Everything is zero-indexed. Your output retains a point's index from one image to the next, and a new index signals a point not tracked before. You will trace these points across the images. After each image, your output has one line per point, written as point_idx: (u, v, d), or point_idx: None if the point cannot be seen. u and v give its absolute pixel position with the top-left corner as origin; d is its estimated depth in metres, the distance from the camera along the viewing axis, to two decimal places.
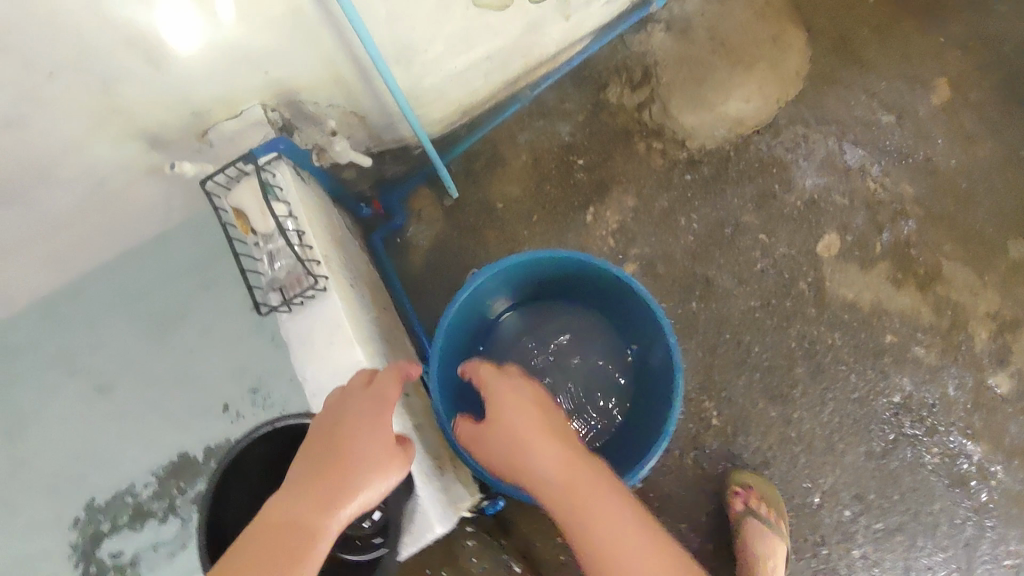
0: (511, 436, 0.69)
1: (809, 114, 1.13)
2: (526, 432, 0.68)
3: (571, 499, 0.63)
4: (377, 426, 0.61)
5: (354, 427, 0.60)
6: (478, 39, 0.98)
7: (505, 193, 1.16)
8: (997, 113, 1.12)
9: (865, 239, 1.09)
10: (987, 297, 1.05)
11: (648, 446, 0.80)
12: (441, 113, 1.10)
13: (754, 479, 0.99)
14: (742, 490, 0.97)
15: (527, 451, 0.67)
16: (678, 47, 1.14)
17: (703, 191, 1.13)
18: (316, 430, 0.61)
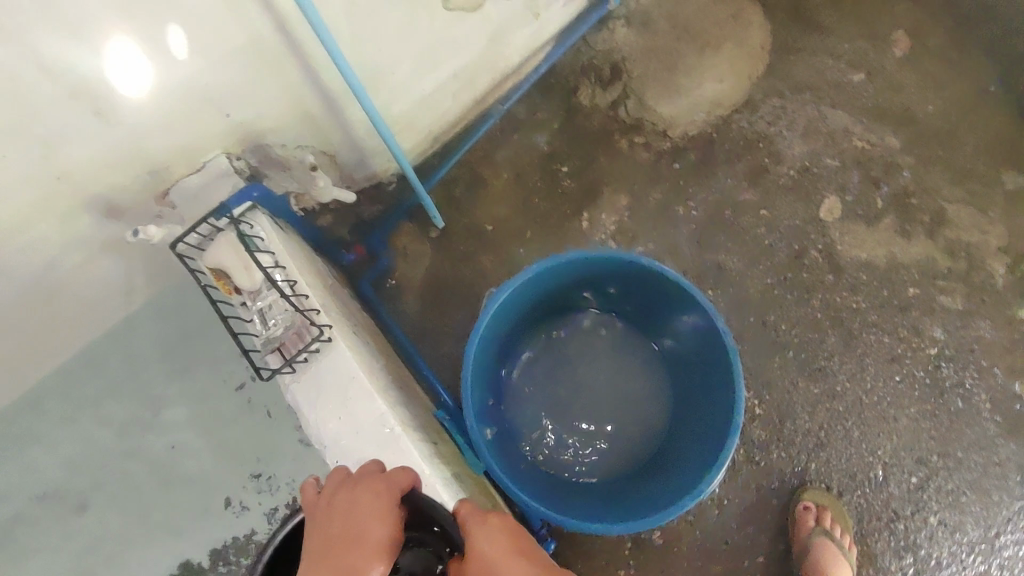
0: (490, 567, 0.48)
1: (781, 85, 1.13)
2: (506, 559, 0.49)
3: None
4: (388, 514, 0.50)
5: (358, 519, 0.48)
6: (443, 56, 0.94)
7: (493, 214, 1.10)
8: (960, 54, 1.13)
9: (863, 198, 1.07)
10: (996, 233, 1.04)
11: (715, 440, 0.74)
12: (413, 142, 1.05)
13: (825, 497, 0.93)
14: (813, 506, 0.91)
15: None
16: (642, 39, 1.12)
17: (695, 177, 1.09)
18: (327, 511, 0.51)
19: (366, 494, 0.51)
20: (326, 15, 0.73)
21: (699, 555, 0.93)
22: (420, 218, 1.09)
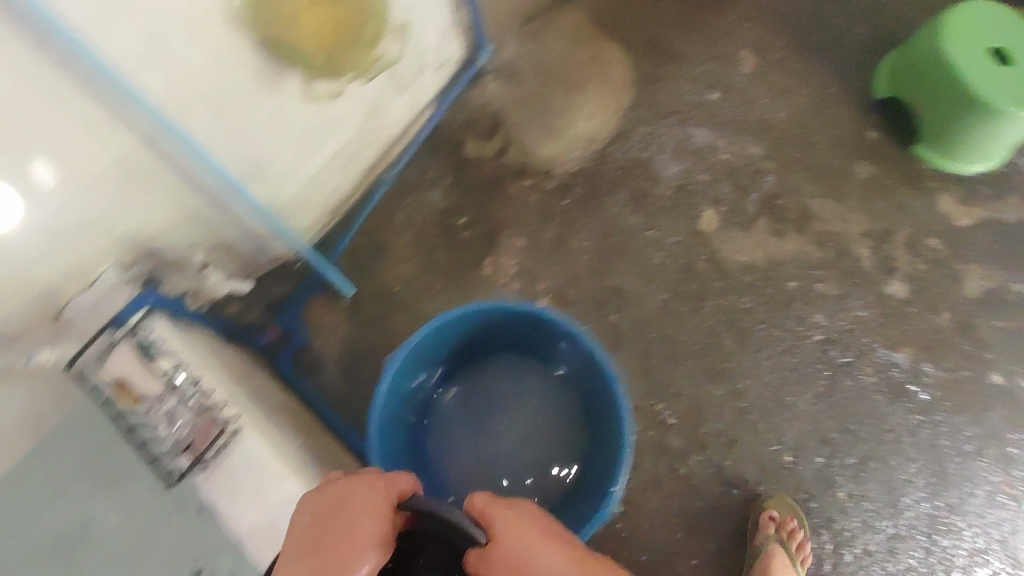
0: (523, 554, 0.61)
1: (647, 114, 1.23)
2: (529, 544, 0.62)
3: None
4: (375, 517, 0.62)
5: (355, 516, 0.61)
6: (322, 137, 1.00)
7: (400, 274, 1.15)
8: (800, 63, 1.25)
9: (736, 205, 1.16)
10: (856, 220, 1.14)
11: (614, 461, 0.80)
12: (310, 220, 1.10)
13: (784, 505, 0.98)
14: (777, 517, 0.96)
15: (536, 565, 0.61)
16: (513, 91, 1.21)
17: (583, 210, 1.17)
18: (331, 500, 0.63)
19: (368, 495, 0.63)
20: (191, 120, 0.77)
21: (638, 568, 0.98)
22: (330, 289, 1.12)
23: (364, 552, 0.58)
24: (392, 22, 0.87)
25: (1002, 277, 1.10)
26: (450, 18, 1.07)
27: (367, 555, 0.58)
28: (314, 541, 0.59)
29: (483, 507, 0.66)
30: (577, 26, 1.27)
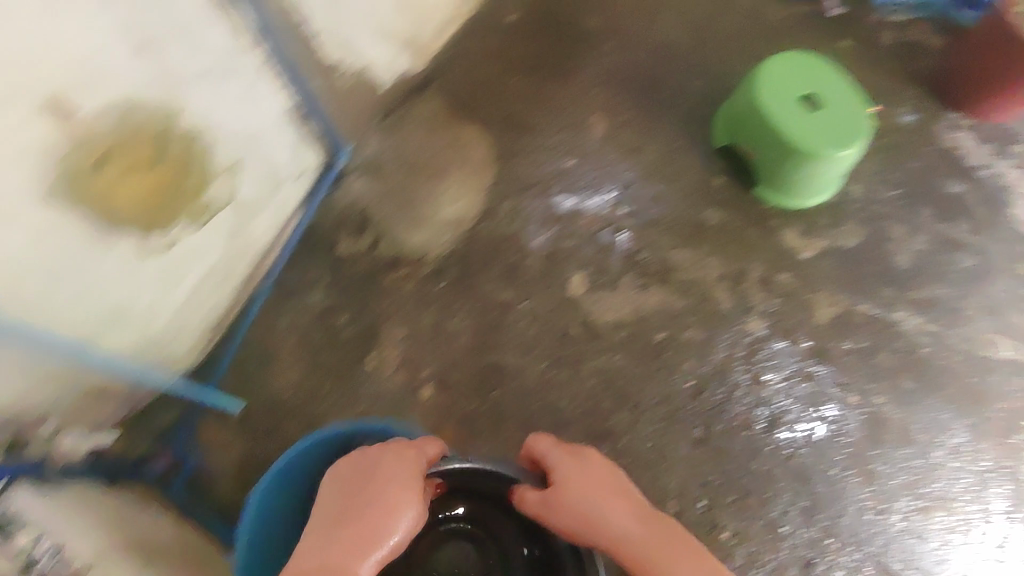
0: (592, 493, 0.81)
1: (509, 188, 1.29)
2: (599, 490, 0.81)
3: (649, 549, 0.76)
4: (407, 480, 0.78)
5: (395, 486, 0.77)
6: (185, 268, 1.00)
7: (288, 381, 1.17)
8: (644, 121, 1.34)
9: (602, 266, 1.22)
10: (712, 265, 1.22)
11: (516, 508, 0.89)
12: (187, 346, 1.11)
13: None
14: None
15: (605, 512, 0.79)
16: (378, 186, 1.25)
17: (459, 292, 1.22)
18: (373, 472, 0.79)
19: (403, 465, 0.80)
20: (23, 301, 0.77)
21: None
22: (211, 410, 1.14)
23: (400, 517, 0.75)
24: (218, 166, 0.93)
25: (849, 300, 1.18)
26: (298, 132, 1.11)
27: (402, 521, 0.75)
28: (354, 506, 0.76)
29: (547, 450, 0.88)
30: (433, 113, 1.33)
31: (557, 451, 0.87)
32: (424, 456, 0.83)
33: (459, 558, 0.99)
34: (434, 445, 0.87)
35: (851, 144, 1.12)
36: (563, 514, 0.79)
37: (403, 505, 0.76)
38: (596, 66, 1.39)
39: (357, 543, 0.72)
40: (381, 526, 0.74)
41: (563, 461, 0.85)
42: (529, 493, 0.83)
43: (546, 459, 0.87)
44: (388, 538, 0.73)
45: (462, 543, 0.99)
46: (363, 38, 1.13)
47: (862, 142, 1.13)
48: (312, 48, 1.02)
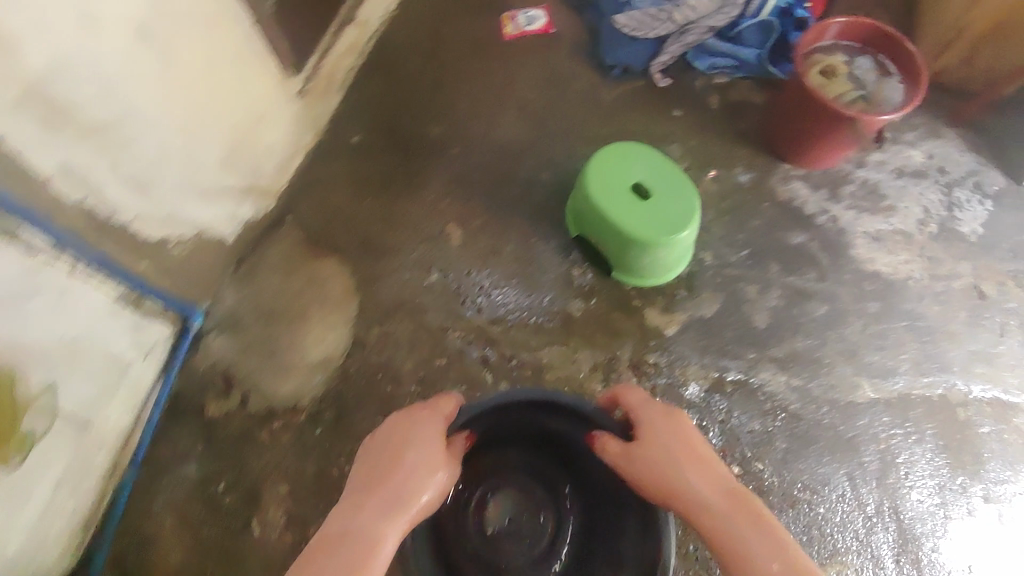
0: (674, 451, 0.88)
1: (376, 315, 1.27)
2: (682, 450, 0.88)
3: (718, 516, 0.81)
4: (429, 445, 0.89)
5: (422, 449, 0.88)
6: (25, 491, 0.93)
7: (171, 565, 1.12)
8: (498, 222, 1.36)
9: (477, 380, 1.23)
10: (583, 358, 1.24)
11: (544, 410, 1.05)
12: (49, 559, 1.04)
13: None
14: None
15: (683, 472, 0.86)
16: (238, 340, 1.23)
17: (338, 434, 1.19)
18: (397, 439, 0.89)
19: (427, 430, 0.90)
20: None
21: None
22: None
23: (430, 477, 0.86)
24: (30, 393, 0.89)
25: (715, 371, 1.22)
26: (132, 315, 1.07)
27: (431, 482, 0.86)
28: (386, 469, 0.85)
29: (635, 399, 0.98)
30: (290, 251, 1.31)
31: (652, 404, 0.96)
32: (444, 419, 0.94)
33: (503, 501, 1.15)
34: (454, 401, 0.99)
35: (682, 228, 1.15)
36: (642, 468, 0.89)
37: (433, 469, 0.86)
38: (447, 171, 1.41)
39: (387, 509, 0.81)
40: (410, 488, 0.83)
41: (650, 417, 0.93)
42: (610, 441, 0.94)
43: (632, 406, 0.96)
44: (418, 499, 0.84)
45: (503, 493, 1.15)
46: (187, 206, 1.11)
47: (693, 224, 1.17)
48: (124, 236, 1.00)
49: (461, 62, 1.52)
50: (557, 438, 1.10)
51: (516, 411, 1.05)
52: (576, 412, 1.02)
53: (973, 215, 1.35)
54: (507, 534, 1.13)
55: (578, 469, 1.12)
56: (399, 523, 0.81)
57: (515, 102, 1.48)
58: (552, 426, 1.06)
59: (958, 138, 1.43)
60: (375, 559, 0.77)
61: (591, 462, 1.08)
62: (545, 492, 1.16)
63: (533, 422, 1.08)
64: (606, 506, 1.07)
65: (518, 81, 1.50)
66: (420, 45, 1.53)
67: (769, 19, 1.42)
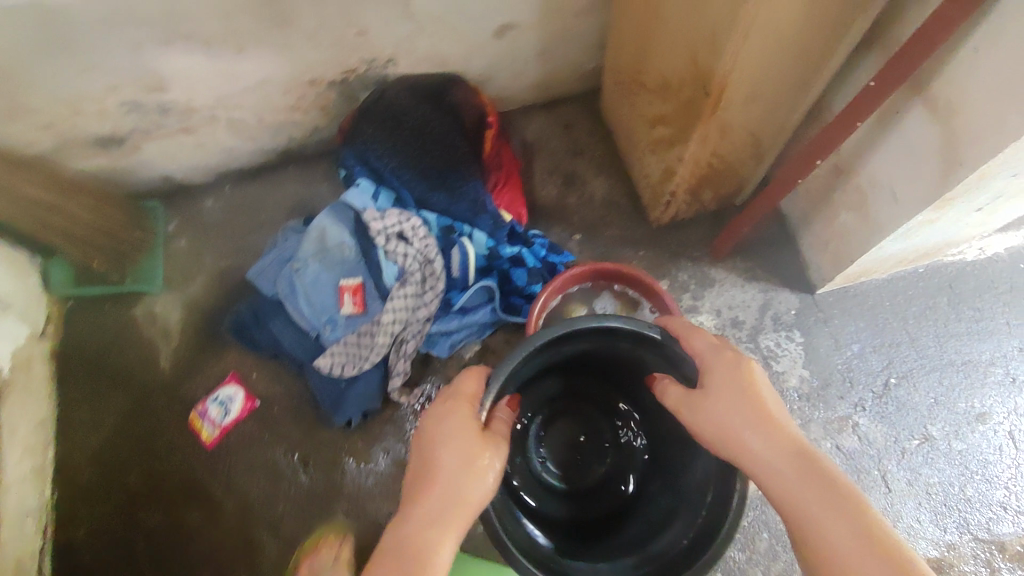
0: (746, 399, 0.73)
1: None
2: (754, 401, 0.73)
3: (793, 488, 0.68)
4: (461, 432, 0.72)
5: (451, 441, 0.71)
6: None
7: None
8: None
9: None
10: None
11: (574, 335, 0.86)
12: None
13: None
14: None
15: (754, 443, 0.71)
16: None
17: None
18: (423, 436, 0.73)
19: (456, 416, 0.73)
20: None
21: None
22: None
23: (471, 478, 0.70)
24: None
25: None
26: None
27: (477, 486, 0.70)
28: (420, 473, 0.71)
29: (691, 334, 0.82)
30: None
31: (715, 348, 0.79)
32: (476, 395, 0.76)
33: (561, 433, 1.13)
34: (481, 374, 0.79)
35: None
36: (705, 426, 0.75)
37: (478, 457, 0.71)
38: None
39: (435, 517, 0.67)
40: (457, 488, 0.69)
41: (717, 364, 0.77)
42: (676, 385, 0.81)
43: (692, 351, 0.81)
44: (472, 495, 0.69)
45: (557, 420, 1.13)
46: None
47: None
48: None
49: (174, 518, 1.17)
50: (585, 359, 1.02)
51: (540, 358, 0.89)
52: (603, 330, 0.85)
53: (792, 356, 1.21)
54: (572, 461, 1.11)
55: (618, 379, 1.06)
56: (452, 527, 0.67)
57: (268, 528, 1.15)
58: (575, 352, 0.95)
59: (731, 272, 1.28)
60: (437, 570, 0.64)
61: (622, 366, 1.00)
62: (595, 409, 1.13)
63: (557, 359, 0.95)
64: (651, 404, 1.01)
65: (255, 496, 1.17)
66: (119, 536, 1.16)
67: (479, 279, 1.18)
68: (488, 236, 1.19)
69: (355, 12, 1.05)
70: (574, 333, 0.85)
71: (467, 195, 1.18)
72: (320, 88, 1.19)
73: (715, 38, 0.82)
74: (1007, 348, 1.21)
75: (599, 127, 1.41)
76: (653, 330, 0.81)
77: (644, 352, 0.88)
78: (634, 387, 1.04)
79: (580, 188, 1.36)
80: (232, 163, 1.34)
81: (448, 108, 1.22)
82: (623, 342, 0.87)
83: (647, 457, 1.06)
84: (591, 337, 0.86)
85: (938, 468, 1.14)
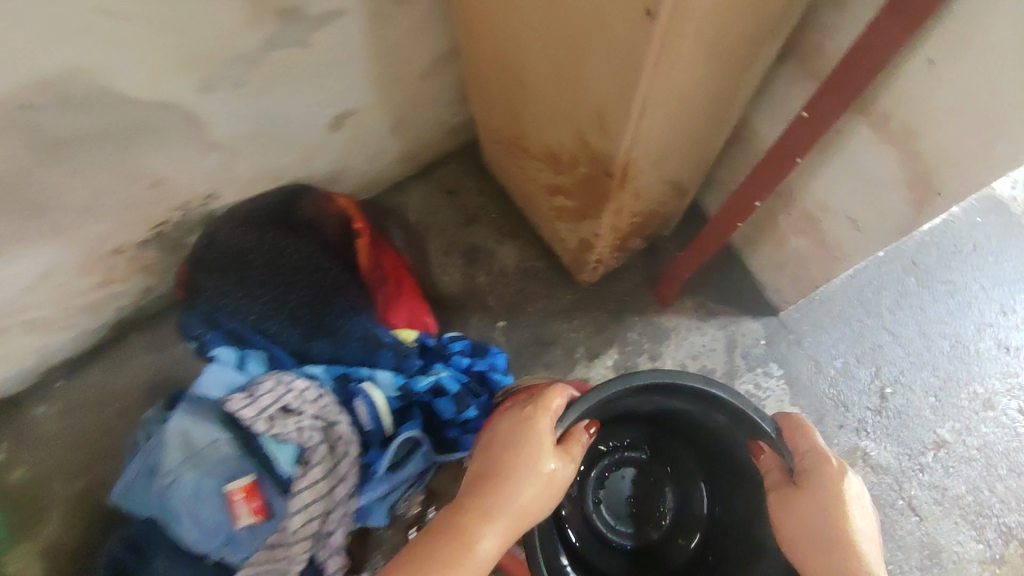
0: (835, 524, 0.62)
1: None
2: (841, 524, 0.62)
3: None
4: (531, 440, 0.66)
5: (518, 449, 0.66)
6: None
7: None
8: None
9: None
10: None
11: (675, 395, 0.75)
12: None
13: None
14: None
15: (824, 562, 0.61)
16: None
17: None
18: (492, 437, 0.69)
19: (528, 426, 0.67)
20: None
21: None
22: None
23: (528, 489, 0.64)
24: None
25: None
26: None
27: (531, 498, 0.64)
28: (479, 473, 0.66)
29: (795, 429, 0.69)
30: None
31: (819, 457, 0.65)
32: (558, 406, 0.69)
33: (625, 485, 0.93)
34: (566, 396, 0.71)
35: None
36: (794, 523, 0.65)
37: (538, 469, 0.65)
38: None
39: (483, 510, 0.62)
40: (512, 492, 0.63)
41: (821, 470, 0.64)
42: (775, 468, 0.70)
43: (792, 449, 0.68)
44: (525, 504, 0.64)
45: (624, 473, 0.93)
46: None
47: None
48: None
49: None
50: (675, 423, 0.86)
51: (623, 402, 0.78)
52: (699, 398, 0.73)
53: (776, 395, 1.06)
54: (620, 518, 0.92)
55: (702, 453, 0.87)
56: (499, 527, 0.62)
57: None
58: (665, 409, 0.81)
59: (685, 317, 1.10)
60: (471, 568, 0.59)
61: (703, 442, 0.84)
62: (668, 473, 0.93)
63: (641, 408, 0.82)
64: (736, 492, 0.82)
65: None
66: None
67: (399, 428, 0.95)
68: (393, 372, 0.97)
69: (139, 164, 0.80)
70: (672, 388, 0.73)
71: (354, 333, 0.95)
72: (129, 252, 0.93)
73: (602, 120, 0.65)
74: (990, 316, 1.10)
75: (491, 182, 1.19)
76: (766, 426, 0.68)
77: (738, 436, 0.75)
78: (718, 471, 0.85)
79: (488, 263, 1.14)
80: (51, 360, 1.05)
81: (307, 230, 0.99)
82: (721, 417, 0.74)
83: (703, 543, 0.87)
84: (686, 398, 0.74)
85: (962, 475, 1.03)
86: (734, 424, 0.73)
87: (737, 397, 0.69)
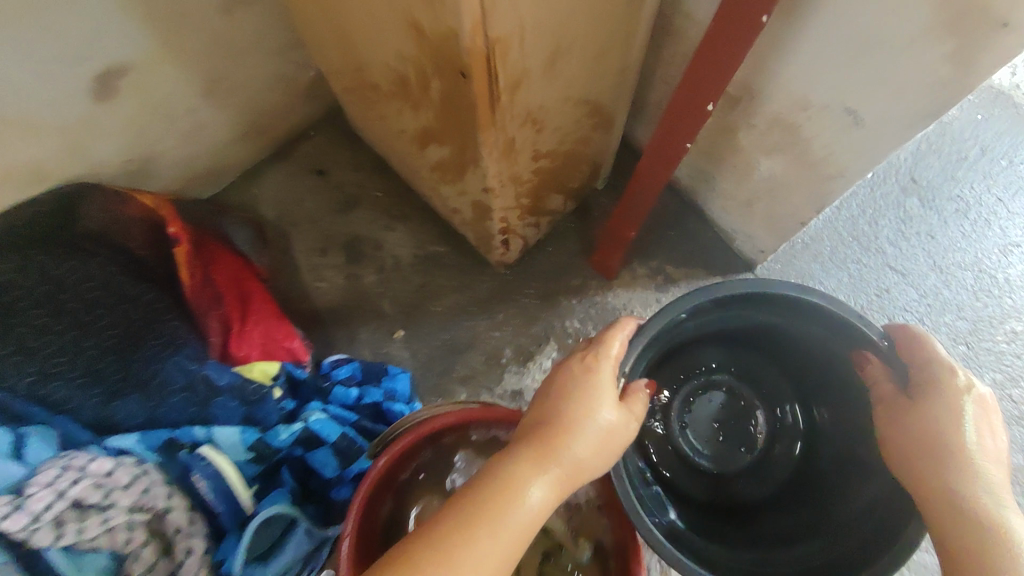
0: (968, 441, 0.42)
1: None
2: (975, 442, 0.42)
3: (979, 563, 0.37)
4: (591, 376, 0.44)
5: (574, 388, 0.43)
6: None
7: None
8: None
9: None
10: None
11: (772, 299, 0.53)
12: None
13: None
14: None
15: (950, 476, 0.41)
16: None
17: None
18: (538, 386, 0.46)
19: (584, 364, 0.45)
20: None
21: None
22: None
23: (593, 432, 0.41)
24: None
25: None
26: None
27: (597, 449, 0.41)
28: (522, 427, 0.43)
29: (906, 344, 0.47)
30: None
31: (936, 367, 0.44)
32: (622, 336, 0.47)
33: (708, 409, 0.69)
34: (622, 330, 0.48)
35: None
36: (898, 441, 0.45)
37: (599, 410, 0.42)
38: None
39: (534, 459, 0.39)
40: (571, 434, 0.40)
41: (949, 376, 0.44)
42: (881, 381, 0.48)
43: (905, 359, 0.46)
44: (588, 454, 0.41)
45: (712, 394, 0.69)
46: None
47: None
48: None
49: None
50: (759, 342, 0.63)
51: (701, 320, 0.56)
52: (791, 308, 0.53)
53: None
54: (705, 443, 0.68)
55: (791, 375, 0.64)
56: (555, 480, 0.39)
57: None
58: (751, 325, 0.59)
59: (637, 290, 0.84)
60: (516, 533, 0.36)
61: (795, 363, 0.62)
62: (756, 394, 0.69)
63: (720, 327, 0.60)
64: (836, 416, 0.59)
65: None
66: None
67: (260, 505, 0.67)
68: (241, 427, 0.69)
69: None
70: (756, 298, 0.53)
71: (171, 384, 0.67)
72: None
73: None
74: (1016, 234, 0.87)
75: (367, 153, 0.92)
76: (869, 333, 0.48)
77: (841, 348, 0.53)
78: (818, 401, 0.62)
79: (375, 257, 0.87)
80: None
81: (99, 248, 0.68)
82: (818, 331, 0.53)
83: (803, 467, 0.63)
84: (774, 306, 0.54)
85: (1016, 442, 0.79)
86: (836, 336, 0.52)
87: (836, 302, 0.49)
